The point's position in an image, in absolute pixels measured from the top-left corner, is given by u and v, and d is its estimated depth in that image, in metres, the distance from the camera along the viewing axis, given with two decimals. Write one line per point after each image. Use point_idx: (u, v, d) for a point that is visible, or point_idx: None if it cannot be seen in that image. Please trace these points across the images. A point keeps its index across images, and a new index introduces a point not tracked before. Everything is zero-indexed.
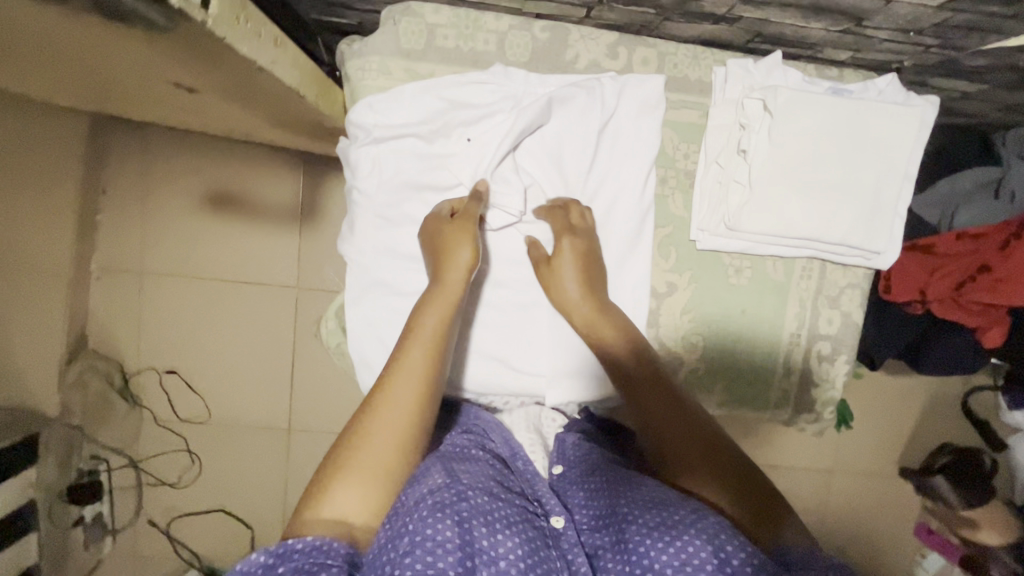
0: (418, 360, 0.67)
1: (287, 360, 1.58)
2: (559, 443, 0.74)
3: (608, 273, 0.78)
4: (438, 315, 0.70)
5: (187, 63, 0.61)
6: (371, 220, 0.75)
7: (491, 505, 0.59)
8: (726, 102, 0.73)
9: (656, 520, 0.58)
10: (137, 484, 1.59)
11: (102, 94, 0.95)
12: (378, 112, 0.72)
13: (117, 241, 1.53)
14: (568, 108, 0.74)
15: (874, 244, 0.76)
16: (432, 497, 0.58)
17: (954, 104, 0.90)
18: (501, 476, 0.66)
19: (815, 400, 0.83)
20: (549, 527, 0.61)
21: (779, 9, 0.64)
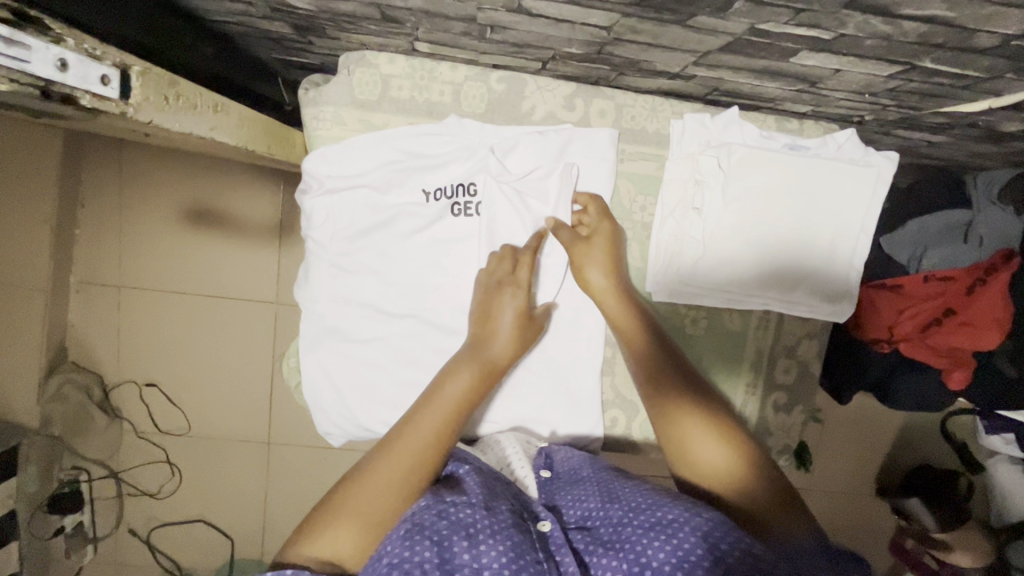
0: (440, 417, 0.65)
1: (267, 375, 1.59)
2: (547, 454, 0.72)
3: (560, 323, 0.80)
4: (467, 378, 0.68)
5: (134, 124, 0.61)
6: (326, 268, 0.76)
7: (474, 516, 0.55)
8: (682, 157, 0.74)
9: (648, 520, 0.55)
10: (117, 494, 1.62)
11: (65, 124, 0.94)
12: (335, 164, 0.75)
13: (97, 255, 1.53)
14: (525, 159, 0.75)
15: (827, 297, 0.76)
16: (411, 520, 0.55)
17: (921, 149, 0.90)
18: (489, 484, 0.63)
19: (772, 447, 0.84)
20: (537, 531, 0.58)
21: (730, 71, 0.63)
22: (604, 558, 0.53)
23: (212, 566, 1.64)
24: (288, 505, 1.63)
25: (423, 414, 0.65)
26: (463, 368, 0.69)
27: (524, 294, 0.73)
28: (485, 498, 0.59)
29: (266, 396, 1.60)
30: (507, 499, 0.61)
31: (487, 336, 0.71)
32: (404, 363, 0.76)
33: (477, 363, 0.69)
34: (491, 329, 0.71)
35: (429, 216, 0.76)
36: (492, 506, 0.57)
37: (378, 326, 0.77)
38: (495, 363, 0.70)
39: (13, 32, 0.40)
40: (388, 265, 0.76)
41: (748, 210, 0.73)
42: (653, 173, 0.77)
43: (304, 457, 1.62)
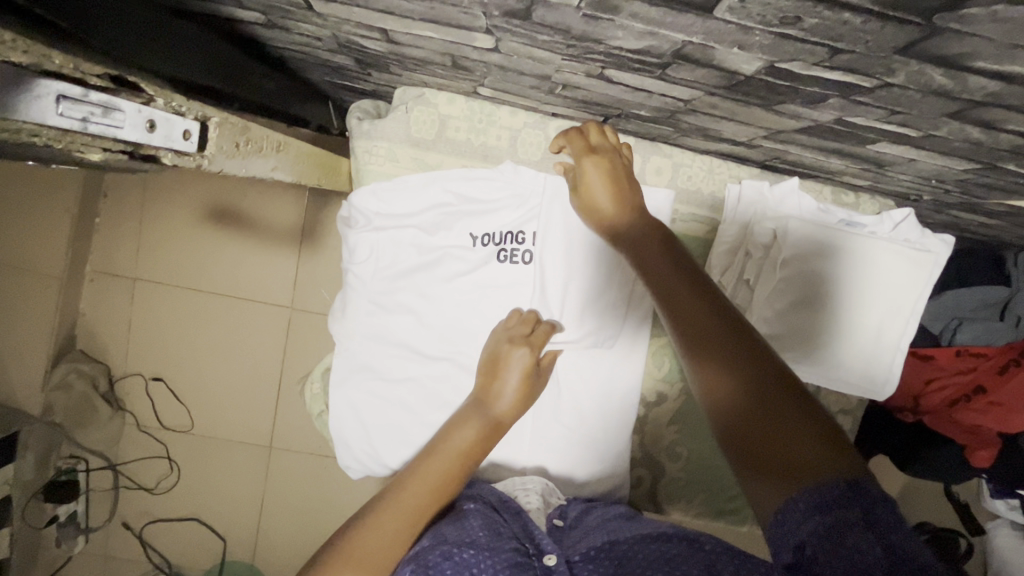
0: (444, 470, 0.64)
1: (274, 378, 1.57)
2: (563, 512, 0.71)
3: (597, 379, 0.79)
4: (472, 431, 0.67)
5: None
6: (365, 302, 0.75)
7: (477, 556, 0.54)
8: (734, 223, 0.72)
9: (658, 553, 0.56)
10: (113, 487, 1.59)
11: None
12: (384, 200, 0.74)
13: (114, 245, 1.52)
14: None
15: (874, 379, 0.75)
16: (413, 563, 0.54)
17: (971, 227, 0.89)
18: (495, 521, 0.62)
19: None
20: (543, 565, 0.57)
21: (799, 146, 0.62)
22: None
23: (202, 566, 1.62)
24: (284, 512, 1.62)
25: (424, 470, 0.63)
26: (466, 422, 0.68)
27: (533, 350, 0.70)
28: (489, 538, 0.58)
29: (272, 401, 1.58)
30: (515, 535, 0.61)
31: (493, 394, 0.69)
32: (434, 407, 0.75)
33: (482, 419, 0.68)
34: (498, 384, 0.70)
35: (474, 260, 0.75)
36: (496, 545, 0.57)
37: (412, 368, 0.76)
38: (499, 424, 0.68)
39: (113, 100, 0.41)
40: (428, 308, 0.75)
41: (803, 283, 0.71)
42: (701, 237, 0.76)
43: (305, 465, 1.61)
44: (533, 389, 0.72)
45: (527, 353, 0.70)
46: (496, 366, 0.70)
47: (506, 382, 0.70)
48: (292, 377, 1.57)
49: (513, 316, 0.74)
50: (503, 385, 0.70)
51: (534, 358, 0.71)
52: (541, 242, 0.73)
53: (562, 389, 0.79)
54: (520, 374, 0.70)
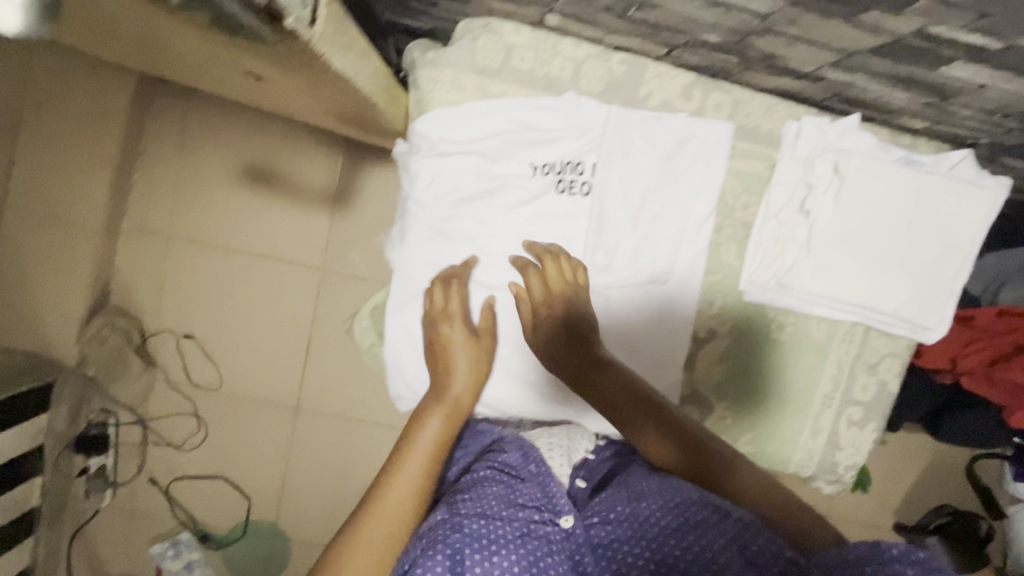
0: (425, 457, 0.77)
1: (303, 339, 1.59)
2: (587, 466, 0.83)
3: (646, 307, 0.87)
4: (441, 418, 0.82)
5: (272, 53, 0.62)
6: (433, 230, 0.88)
7: (486, 528, 0.66)
8: (794, 159, 0.83)
9: (675, 524, 0.67)
10: (141, 442, 1.61)
11: (152, 50, 0.94)
12: (456, 128, 0.84)
13: (151, 202, 1.54)
14: (635, 140, 0.83)
15: (925, 320, 0.84)
16: (431, 532, 0.67)
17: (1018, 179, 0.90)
18: (512, 487, 0.72)
19: (838, 463, 0.90)
20: (556, 530, 0.69)
21: (865, 77, 0.69)
22: (625, 553, 0.66)
23: (227, 525, 1.65)
24: (311, 473, 1.64)
25: (400, 466, 0.76)
26: (434, 410, 0.83)
27: (461, 325, 0.87)
28: (501, 508, 0.70)
29: (300, 361, 1.60)
30: (533, 499, 0.72)
31: (446, 378, 0.85)
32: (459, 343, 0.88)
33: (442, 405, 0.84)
34: (449, 369, 0.86)
35: (529, 188, 0.86)
36: (507, 515, 0.69)
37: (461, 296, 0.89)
38: (460, 402, 0.85)
39: None
40: (483, 233, 0.87)
41: (851, 221, 0.81)
42: (760, 172, 0.85)
43: (331, 428, 1.63)
44: (480, 367, 0.88)
45: (462, 331, 0.87)
46: (443, 356, 0.87)
47: (453, 361, 0.86)
48: (323, 338, 1.60)
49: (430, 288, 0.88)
50: (456, 367, 0.87)
51: (468, 334, 0.87)
52: (597, 172, 0.84)
53: (609, 313, 0.88)
54: (466, 354, 0.87)
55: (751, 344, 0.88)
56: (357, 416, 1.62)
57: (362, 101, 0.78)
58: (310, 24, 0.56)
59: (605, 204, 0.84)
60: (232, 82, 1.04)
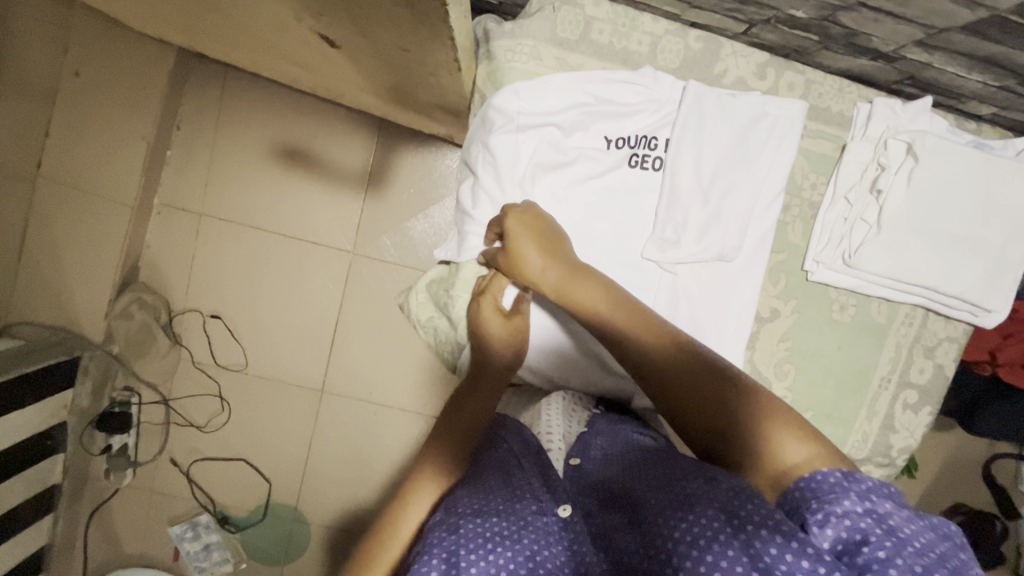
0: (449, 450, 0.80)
1: (332, 322, 1.59)
2: (584, 442, 0.79)
3: (720, 287, 0.87)
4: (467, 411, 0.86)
5: (373, 12, 0.64)
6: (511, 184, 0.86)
7: (484, 525, 0.61)
8: (866, 139, 0.86)
9: (672, 499, 0.58)
10: (164, 423, 1.60)
11: (219, 18, 0.96)
12: (533, 98, 0.85)
13: (183, 178, 1.53)
14: (712, 115, 0.84)
15: (987, 303, 0.87)
16: (431, 536, 0.63)
17: None
18: (512, 479, 0.70)
19: (891, 446, 0.93)
20: (559, 517, 0.64)
21: (944, 57, 0.77)
22: (625, 539, 0.59)
23: (246, 508, 1.65)
24: (334, 456, 1.64)
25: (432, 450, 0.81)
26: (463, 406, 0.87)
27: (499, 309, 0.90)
28: (503, 502, 0.66)
29: (327, 344, 1.60)
30: (531, 491, 0.68)
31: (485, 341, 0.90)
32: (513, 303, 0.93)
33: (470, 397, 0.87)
34: (482, 331, 0.90)
35: (604, 162, 0.87)
36: (507, 508, 0.64)
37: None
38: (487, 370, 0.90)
39: None
40: (558, 207, 0.87)
41: (926, 203, 0.83)
42: (827, 154, 0.89)
43: (357, 412, 1.63)
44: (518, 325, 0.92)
45: (496, 325, 0.90)
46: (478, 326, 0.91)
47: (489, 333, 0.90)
48: (352, 321, 1.59)
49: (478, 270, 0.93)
50: (488, 370, 0.90)
51: (498, 311, 0.90)
52: (670, 146, 0.84)
53: (678, 290, 0.87)
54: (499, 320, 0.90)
55: (810, 323, 0.91)
56: (384, 400, 1.63)
57: (441, 70, 0.80)
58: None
59: (677, 178, 0.84)
60: (291, 53, 1.06)
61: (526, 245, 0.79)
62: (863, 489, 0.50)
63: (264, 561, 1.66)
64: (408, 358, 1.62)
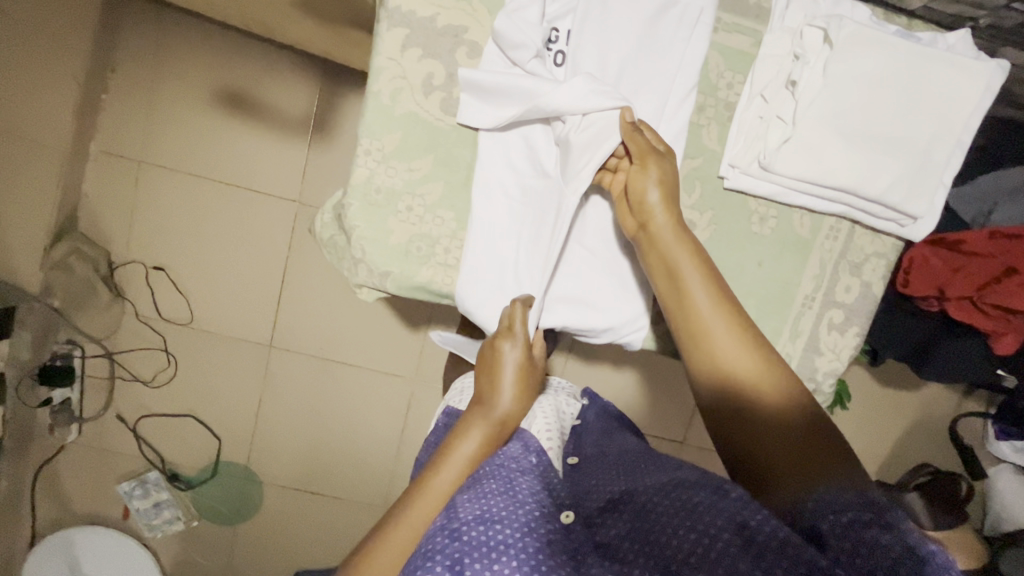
0: (451, 479, 0.76)
1: (278, 274, 1.54)
2: (579, 439, 0.92)
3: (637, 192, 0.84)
4: (476, 442, 0.79)
5: None
6: (611, 103, 0.79)
7: (486, 534, 0.61)
8: (784, 31, 0.82)
9: (677, 509, 0.62)
10: (109, 377, 1.57)
11: None
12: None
13: (121, 122, 1.48)
14: (610, 5, 0.81)
15: (912, 208, 0.83)
16: (432, 541, 0.63)
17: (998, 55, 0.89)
18: (510, 480, 0.71)
19: (816, 370, 0.90)
20: (562, 524, 0.66)
21: None
22: (631, 548, 0.60)
23: (197, 466, 1.62)
24: (284, 412, 1.61)
25: (436, 472, 0.76)
26: (471, 432, 0.80)
27: (522, 348, 0.85)
28: (505, 505, 0.66)
29: (275, 295, 1.55)
30: (532, 497, 0.69)
31: (493, 390, 0.83)
32: (501, 214, 0.87)
33: (485, 424, 0.81)
34: (495, 377, 0.84)
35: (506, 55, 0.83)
36: (517, 510, 0.65)
37: (483, 166, 0.86)
38: (505, 421, 0.82)
39: None
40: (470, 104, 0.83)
41: (843, 98, 0.80)
42: (744, 50, 0.84)
43: (307, 367, 1.59)
44: (530, 371, 0.86)
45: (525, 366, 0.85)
46: (492, 363, 0.85)
47: (503, 382, 0.83)
48: (299, 270, 1.55)
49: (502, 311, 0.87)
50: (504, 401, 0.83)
51: (524, 358, 0.85)
52: (573, 37, 0.81)
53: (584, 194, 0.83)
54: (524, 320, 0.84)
55: (728, 237, 0.87)
56: (336, 355, 1.59)
57: None
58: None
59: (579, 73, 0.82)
60: None
61: (659, 209, 0.80)
62: (889, 521, 0.56)
63: (216, 520, 1.65)
64: (357, 312, 1.57)
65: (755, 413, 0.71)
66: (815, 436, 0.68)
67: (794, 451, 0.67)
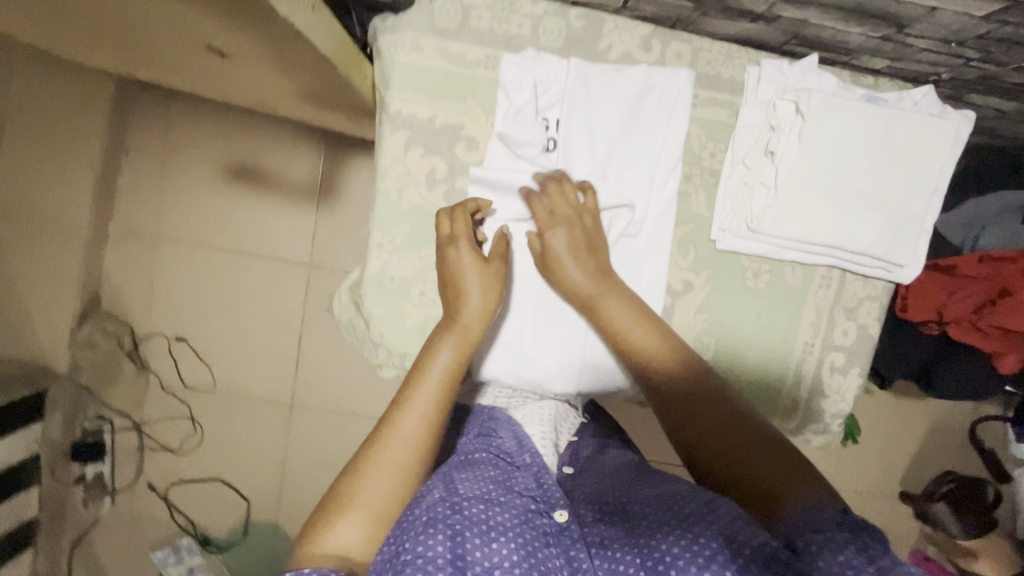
0: (428, 399, 0.74)
1: (293, 335, 1.59)
2: (573, 449, 0.86)
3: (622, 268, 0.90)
4: (450, 351, 0.79)
5: (230, 15, 0.66)
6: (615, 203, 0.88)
7: (485, 514, 0.61)
8: (758, 103, 0.87)
9: (671, 518, 0.62)
10: (139, 448, 1.61)
11: (124, 41, 0.98)
12: (422, 92, 0.88)
13: (136, 204, 1.55)
14: (595, 93, 0.88)
15: (896, 257, 0.88)
16: (426, 513, 0.61)
17: (964, 94, 0.94)
18: (506, 473, 0.70)
19: (822, 413, 0.93)
20: (554, 522, 0.65)
21: (817, 12, 0.77)
22: (626, 551, 0.61)
23: (226, 526, 1.64)
24: (307, 468, 1.64)
25: (409, 394, 0.74)
26: (443, 344, 0.79)
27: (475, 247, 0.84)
28: (500, 492, 0.65)
29: (292, 355, 1.60)
30: (530, 494, 0.67)
31: (461, 299, 0.82)
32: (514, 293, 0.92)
33: (455, 330, 0.80)
34: (462, 291, 0.83)
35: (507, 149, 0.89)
36: (509, 500, 0.64)
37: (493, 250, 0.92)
38: (472, 326, 0.82)
39: None
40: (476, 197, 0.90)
41: (820, 161, 0.85)
42: (723, 121, 0.90)
43: (327, 422, 1.62)
44: (496, 275, 0.85)
45: (483, 266, 0.84)
46: (453, 276, 0.84)
47: (467, 286, 0.83)
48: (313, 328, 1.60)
49: (443, 214, 0.86)
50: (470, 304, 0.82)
51: (478, 256, 0.84)
52: (562, 126, 0.88)
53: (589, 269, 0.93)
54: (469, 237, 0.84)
55: (726, 292, 0.92)
56: (352, 408, 1.62)
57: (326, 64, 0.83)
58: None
59: (572, 159, 0.89)
60: (209, 73, 1.08)
61: (567, 260, 0.85)
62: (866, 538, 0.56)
63: None
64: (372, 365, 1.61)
65: (701, 443, 0.73)
66: (767, 451, 0.69)
67: (745, 476, 0.68)
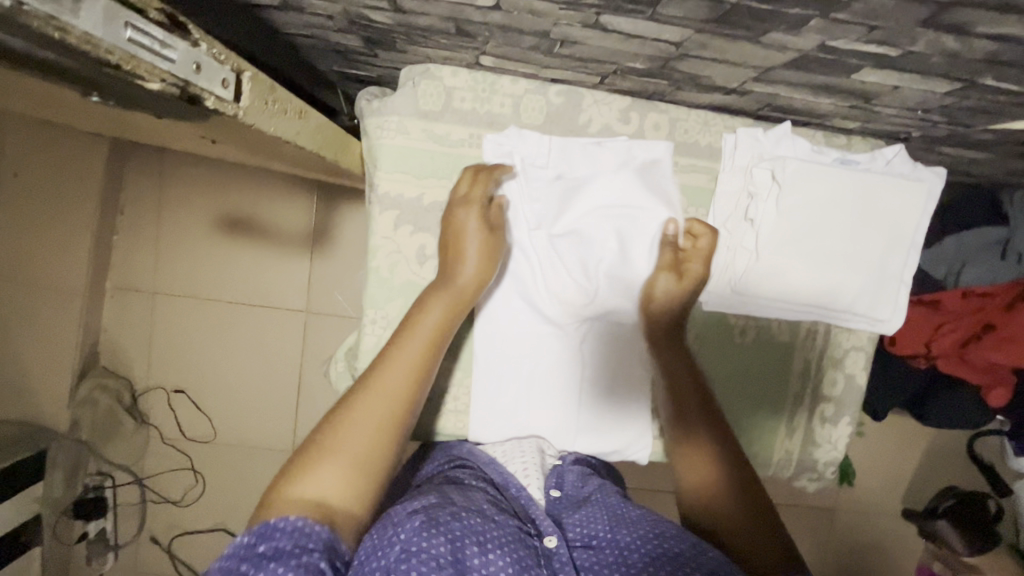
0: (417, 352, 0.77)
1: (293, 381, 1.60)
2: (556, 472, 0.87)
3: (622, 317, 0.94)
4: (442, 307, 0.81)
5: (222, 120, 0.68)
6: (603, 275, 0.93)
7: (483, 525, 0.65)
8: (736, 169, 0.92)
9: (654, 555, 0.67)
10: (140, 502, 1.61)
11: (119, 128, 1.00)
12: (411, 172, 0.92)
13: (132, 261, 1.57)
14: (580, 167, 0.93)
15: (876, 310, 0.93)
16: (426, 512, 0.64)
17: (936, 146, 0.97)
18: (497, 498, 0.74)
19: (816, 460, 0.97)
20: (543, 546, 0.69)
21: (785, 88, 0.79)
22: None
23: None
24: None
25: (402, 342, 0.77)
26: (437, 296, 0.82)
27: (479, 212, 0.86)
28: (491, 510, 0.69)
29: (292, 402, 1.61)
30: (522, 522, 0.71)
31: (457, 258, 0.84)
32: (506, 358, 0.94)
33: (449, 286, 0.83)
34: (459, 254, 0.85)
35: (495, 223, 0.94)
36: (501, 518, 0.68)
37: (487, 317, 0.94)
38: (463, 290, 0.84)
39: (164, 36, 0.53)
40: None
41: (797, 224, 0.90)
42: (703, 185, 0.94)
43: None
44: (493, 246, 0.87)
45: (479, 229, 0.86)
46: (454, 231, 0.86)
47: (465, 246, 0.85)
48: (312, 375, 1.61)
49: (464, 174, 0.88)
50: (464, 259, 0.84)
51: (483, 223, 0.86)
52: (550, 199, 0.93)
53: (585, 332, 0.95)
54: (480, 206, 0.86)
55: (716, 348, 0.94)
56: None
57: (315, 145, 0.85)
58: (235, 101, 0.66)
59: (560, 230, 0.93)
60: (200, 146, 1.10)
61: (674, 288, 0.90)
62: None
63: None
64: None
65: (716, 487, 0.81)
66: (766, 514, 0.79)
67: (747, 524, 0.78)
